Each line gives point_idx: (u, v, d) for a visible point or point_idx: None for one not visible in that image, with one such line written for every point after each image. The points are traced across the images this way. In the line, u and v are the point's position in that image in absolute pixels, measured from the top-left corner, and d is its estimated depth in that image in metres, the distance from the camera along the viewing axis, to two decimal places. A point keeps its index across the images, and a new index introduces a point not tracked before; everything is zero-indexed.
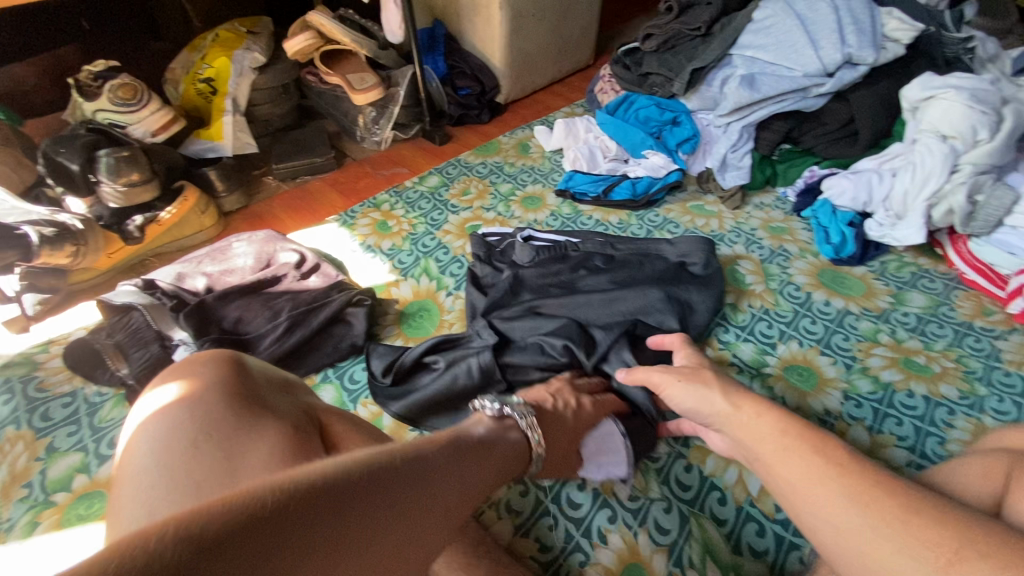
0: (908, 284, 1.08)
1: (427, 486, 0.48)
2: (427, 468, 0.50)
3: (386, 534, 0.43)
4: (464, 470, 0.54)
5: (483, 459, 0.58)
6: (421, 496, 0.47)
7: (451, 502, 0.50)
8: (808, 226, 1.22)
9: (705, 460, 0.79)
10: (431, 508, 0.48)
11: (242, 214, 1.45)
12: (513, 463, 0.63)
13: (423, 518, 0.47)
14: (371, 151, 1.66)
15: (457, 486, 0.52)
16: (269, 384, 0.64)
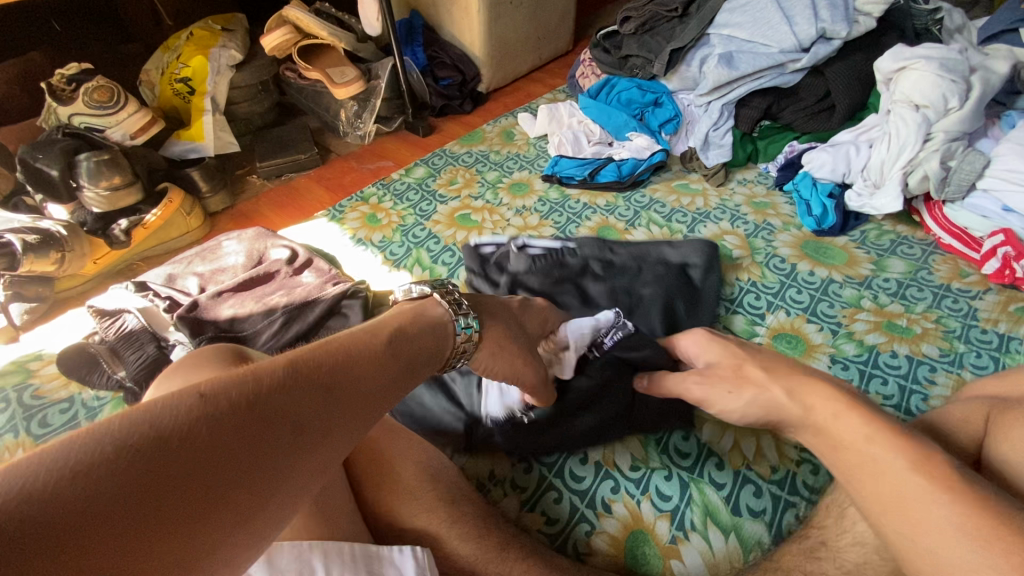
0: (888, 250, 1.11)
1: (301, 408, 0.40)
2: (296, 391, 0.41)
3: (229, 481, 0.35)
4: (353, 385, 0.45)
5: (383, 367, 0.49)
6: (282, 427, 0.38)
7: (342, 425, 0.42)
8: (790, 200, 1.25)
9: (702, 428, 0.81)
10: (303, 438, 0.39)
11: (229, 213, 1.44)
12: (421, 364, 0.54)
13: (287, 451, 0.38)
14: (355, 145, 1.66)
15: (345, 405, 0.44)
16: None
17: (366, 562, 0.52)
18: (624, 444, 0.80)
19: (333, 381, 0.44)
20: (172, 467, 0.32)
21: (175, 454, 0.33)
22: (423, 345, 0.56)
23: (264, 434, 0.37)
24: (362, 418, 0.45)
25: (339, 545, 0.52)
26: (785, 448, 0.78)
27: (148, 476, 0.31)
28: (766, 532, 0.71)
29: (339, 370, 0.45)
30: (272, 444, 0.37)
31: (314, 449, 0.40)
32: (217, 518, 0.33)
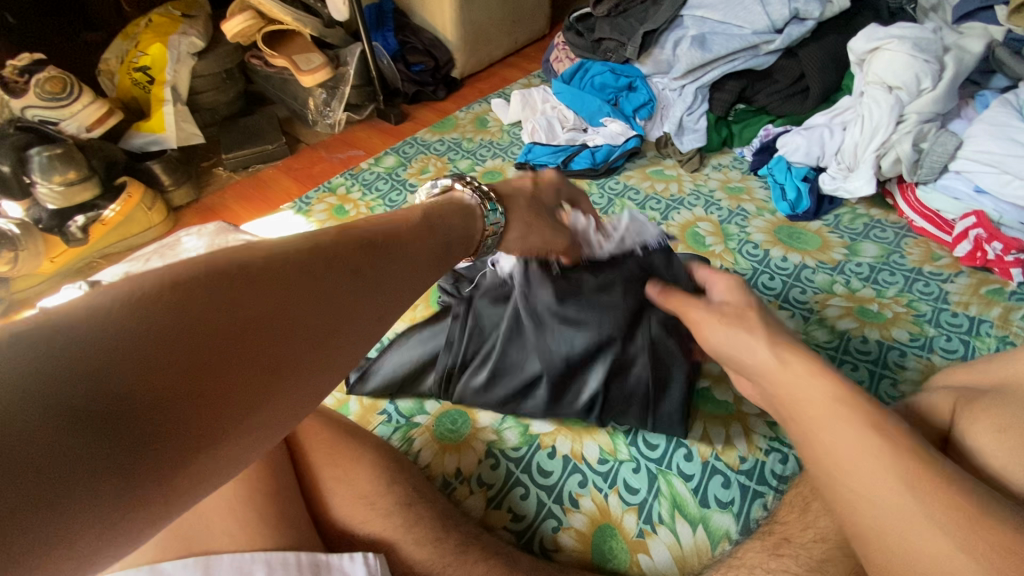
0: (861, 235, 1.10)
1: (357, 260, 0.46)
2: (350, 256, 0.45)
3: (304, 320, 0.40)
4: (398, 257, 0.50)
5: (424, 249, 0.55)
6: (339, 286, 0.43)
7: (393, 280, 0.48)
8: (764, 184, 1.23)
9: None
10: (358, 297, 0.45)
11: (194, 207, 1.40)
12: (457, 245, 0.60)
13: (347, 306, 0.43)
14: (325, 134, 1.62)
15: (392, 277, 0.49)
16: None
17: (313, 572, 0.50)
18: (592, 436, 0.79)
19: (380, 253, 0.49)
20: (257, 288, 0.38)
21: (259, 290, 0.38)
22: (458, 233, 0.62)
23: (327, 276, 0.42)
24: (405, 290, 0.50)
25: (286, 557, 0.50)
26: (753, 438, 0.78)
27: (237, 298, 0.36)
28: (734, 524, 0.70)
29: (385, 244, 0.50)
30: (336, 296, 0.43)
31: (367, 308, 0.45)
32: (294, 347, 0.39)
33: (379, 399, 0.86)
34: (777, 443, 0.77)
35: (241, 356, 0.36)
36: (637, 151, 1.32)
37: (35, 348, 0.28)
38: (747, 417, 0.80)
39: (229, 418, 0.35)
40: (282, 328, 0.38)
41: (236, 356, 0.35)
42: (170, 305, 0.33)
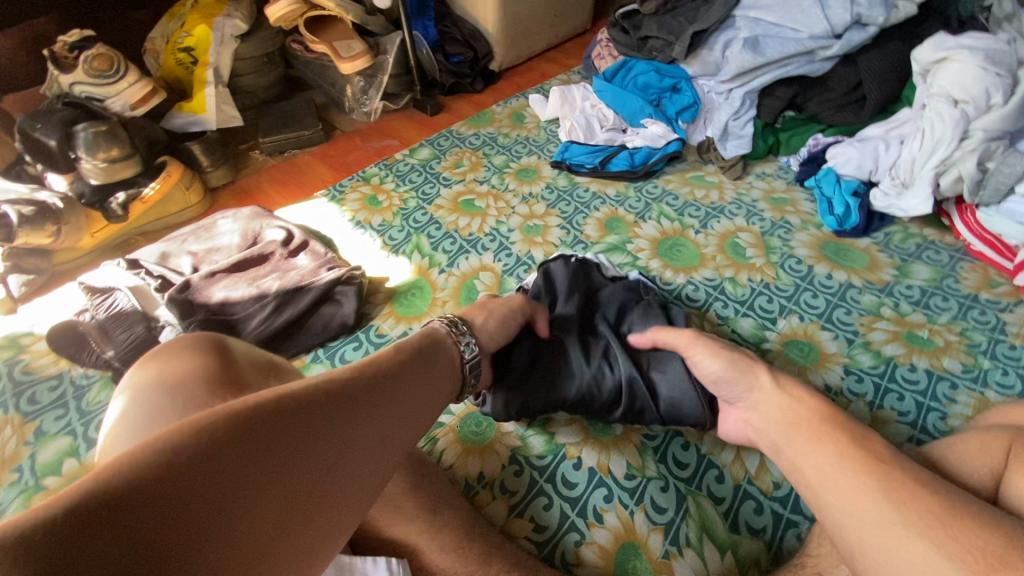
0: (912, 256, 1.05)
1: (333, 400, 0.48)
2: (357, 397, 0.50)
3: (310, 474, 0.43)
4: (404, 396, 0.55)
5: (425, 374, 0.59)
6: (347, 430, 0.47)
7: (374, 412, 0.50)
8: (810, 197, 1.18)
9: (702, 438, 0.78)
10: (366, 440, 0.48)
11: (229, 189, 1.40)
12: (430, 364, 0.61)
13: (353, 450, 0.47)
14: (360, 122, 1.61)
15: (395, 413, 0.52)
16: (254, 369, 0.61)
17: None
18: (619, 450, 0.77)
19: (384, 388, 0.53)
20: (236, 466, 0.39)
21: (269, 446, 0.42)
22: (424, 355, 0.62)
23: (307, 426, 0.45)
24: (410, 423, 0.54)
25: None
26: None
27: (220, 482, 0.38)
28: (764, 552, 0.68)
29: (384, 378, 0.54)
30: (333, 428, 0.46)
31: (375, 453, 0.49)
32: (292, 499, 0.42)
33: None
34: None
35: (234, 525, 0.38)
36: (677, 155, 1.28)
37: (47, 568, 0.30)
38: None
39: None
40: (289, 481, 0.42)
41: (231, 513, 0.38)
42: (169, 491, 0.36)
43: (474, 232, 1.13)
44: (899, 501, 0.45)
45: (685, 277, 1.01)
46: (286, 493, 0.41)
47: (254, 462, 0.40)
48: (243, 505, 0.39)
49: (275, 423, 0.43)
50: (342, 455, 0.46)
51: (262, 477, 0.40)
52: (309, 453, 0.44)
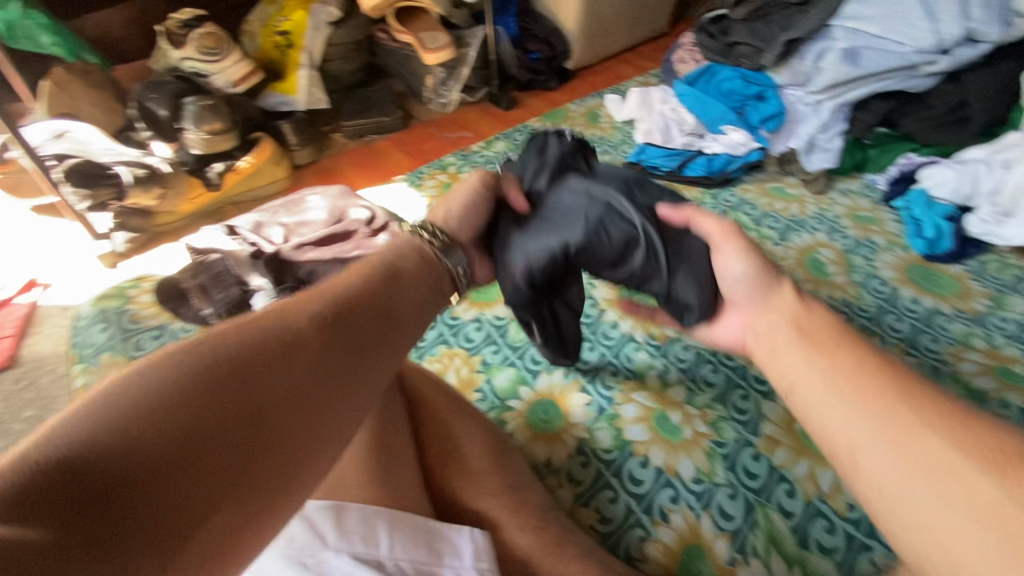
0: (1009, 287, 1.00)
1: (304, 326, 0.40)
2: (311, 313, 0.42)
3: (292, 402, 0.36)
4: (380, 310, 0.46)
5: (404, 285, 0.50)
6: (310, 346, 0.39)
7: (358, 329, 0.43)
8: (897, 218, 1.14)
9: (774, 451, 0.77)
10: (336, 356, 0.40)
11: (312, 168, 1.47)
12: (414, 276, 0.52)
13: (320, 366, 0.39)
14: (436, 113, 1.66)
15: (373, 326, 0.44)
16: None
17: (428, 538, 0.54)
18: (688, 454, 0.76)
19: (347, 300, 0.44)
20: (198, 407, 0.33)
21: (208, 378, 0.34)
22: (406, 267, 0.53)
23: (278, 354, 0.37)
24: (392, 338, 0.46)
25: (405, 517, 0.55)
26: None
27: (177, 427, 0.31)
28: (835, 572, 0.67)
29: (363, 293, 0.46)
30: (312, 353, 0.39)
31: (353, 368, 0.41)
32: (272, 429, 0.35)
33: (475, 376, 0.87)
34: None
35: (205, 466, 0.31)
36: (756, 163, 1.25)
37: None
38: None
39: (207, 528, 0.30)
40: (245, 411, 0.34)
41: (195, 458, 0.31)
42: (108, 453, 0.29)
43: None
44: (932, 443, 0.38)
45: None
46: (244, 428, 0.34)
47: (216, 399, 0.34)
48: (186, 448, 0.31)
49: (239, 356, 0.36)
50: (309, 372, 0.38)
51: (231, 410, 0.34)
52: (263, 373, 0.36)
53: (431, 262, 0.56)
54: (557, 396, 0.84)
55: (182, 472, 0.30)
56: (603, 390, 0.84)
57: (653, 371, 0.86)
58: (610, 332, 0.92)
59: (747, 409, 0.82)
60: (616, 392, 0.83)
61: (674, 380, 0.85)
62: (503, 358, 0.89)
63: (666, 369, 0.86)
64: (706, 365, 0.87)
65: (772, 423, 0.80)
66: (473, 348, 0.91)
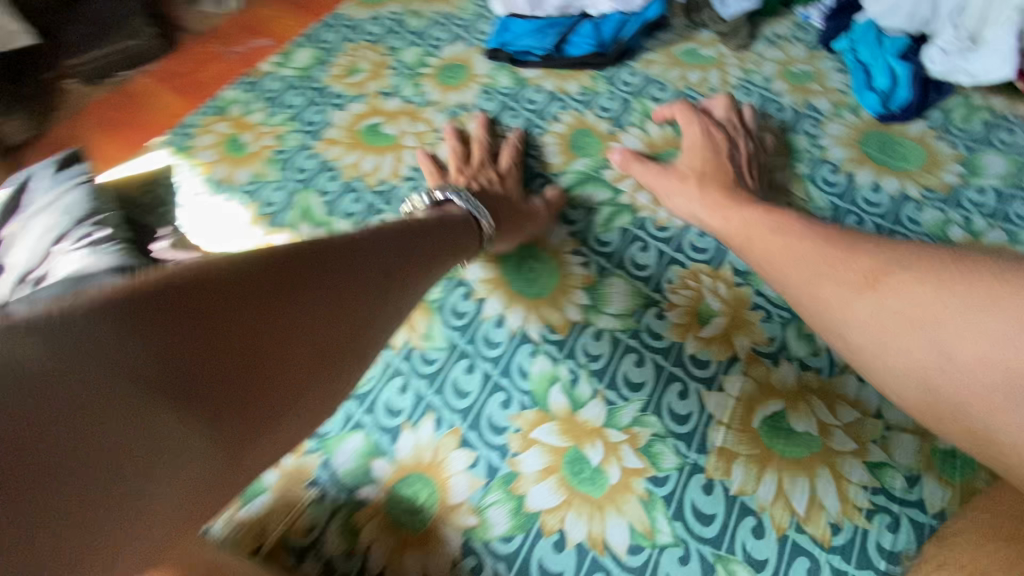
0: (979, 140, 0.79)
1: (360, 283, 0.44)
2: (359, 247, 0.46)
3: (317, 352, 0.40)
4: (403, 265, 0.50)
5: (345, 280, 0.43)
6: (132, 356, 0.28)
7: (392, 311, 0.48)
8: (839, 65, 0.88)
9: (730, 472, 0.56)
10: (242, 388, 0.33)
11: (39, 145, 1.02)
12: (443, 245, 0.58)
13: (155, 402, 0.28)
14: (217, 17, 1.17)
15: (286, 332, 0.37)
16: (514, 185, 0.75)
17: None
18: (618, 508, 0.54)
19: (390, 242, 0.50)
20: (270, 305, 0.36)
21: (266, 282, 0.36)
22: (447, 238, 0.60)
23: (315, 288, 0.39)
24: (286, 369, 0.37)
25: None
26: (850, 493, 0.54)
27: (221, 339, 0.32)
28: None
29: (404, 254, 0.50)
30: (337, 300, 0.41)
31: (362, 304, 0.44)
32: (268, 392, 0.36)
33: (306, 460, 0.59)
34: (883, 498, 0.54)
35: (242, 394, 0.33)
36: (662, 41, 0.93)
37: (106, 377, 0.27)
38: (839, 457, 0.56)
39: (245, 440, 0.34)
40: (303, 333, 0.38)
41: (255, 364, 0.34)
42: (183, 301, 0.31)
43: (385, 179, 0.79)
44: (882, 318, 0.47)
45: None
46: (276, 380, 0.36)
47: (240, 326, 0.33)
48: (253, 372, 0.34)
49: (305, 278, 0.39)
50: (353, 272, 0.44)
51: (244, 360, 0.34)
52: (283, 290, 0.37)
53: (461, 217, 0.64)
54: (428, 465, 0.57)
55: (220, 405, 0.32)
56: (491, 435, 0.58)
57: (557, 387, 0.61)
58: (493, 336, 0.65)
59: (688, 415, 0.59)
60: (511, 434, 0.58)
61: (587, 395, 0.61)
62: (345, 419, 0.61)
63: (575, 379, 0.62)
64: (629, 355, 0.63)
65: (725, 428, 0.58)
66: None
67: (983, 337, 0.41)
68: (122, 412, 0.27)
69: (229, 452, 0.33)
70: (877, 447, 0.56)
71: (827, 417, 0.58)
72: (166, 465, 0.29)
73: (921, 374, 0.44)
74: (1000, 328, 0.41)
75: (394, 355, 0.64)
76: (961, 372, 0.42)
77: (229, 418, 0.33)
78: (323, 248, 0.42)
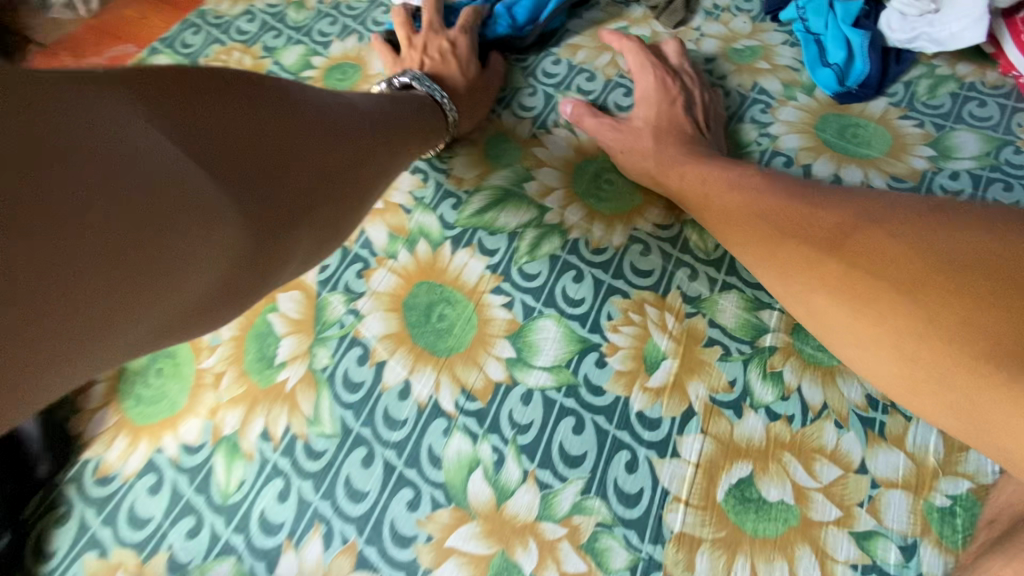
0: (949, 116, 0.70)
1: (354, 132, 0.49)
2: (345, 104, 0.51)
3: (326, 173, 0.45)
4: (392, 124, 0.55)
5: (328, 116, 0.48)
6: (146, 129, 0.35)
7: (389, 164, 0.53)
8: (789, 38, 0.77)
9: (693, 564, 0.45)
10: (253, 174, 0.40)
11: None
12: (428, 130, 0.61)
13: (182, 161, 0.36)
14: (70, 24, 0.99)
15: (284, 148, 0.42)
16: (466, 53, 0.71)
17: None
18: None
19: (372, 109, 0.54)
20: (263, 127, 0.42)
21: (254, 112, 0.42)
22: (427, 117, 0.61)
23: (307, 122, 0.45)
24: (296, 171, 0.43)
25: None
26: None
27: (230, 140, 0.39)
28: None
29: (388, 120, 0.55)
30: (337, 138, 0.47)
31: (367, 150, 0.50)
32: (286, 186, 0.42)
33: None
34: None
35: (262, 185, 0.40)
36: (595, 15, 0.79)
37: (146, 135, 0.35)
38: (820, 528, 0.47)
39: (279, 225, 0.41)
40: (309, 152, 0.44)
41: (273, 169, 0.41)
42: (187, 108, 0.39)
43: None
44: (855, 276, 0.46)
45: (626, 235, 0.61)
46: (294, 182, 0.42)
47: (242, 134, 0.40)
48: (266, 172, 0.41)
49: (284, 112, 0.44)
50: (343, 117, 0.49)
51: (257, 157, 0.40)
52: (286, 115, 0.44)
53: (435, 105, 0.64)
54: None
55: (241, 181, 0.39)
56: (396, 550, 0.47)
57: (477, 473, 0.49)
58: (396, 412, 0.52)
59: (638, 494, 0.48)
60: (420, 546, 0.47)
61: (515, 480, 0.49)
62: (212, 542, 0.48)
63: (499, 460, 0.50)
64: (565, 419, 0.52)
65: (683, 506, 0.47)
66: (149, 544, 0.49)
67: (949, 284, 0.43)
68: (160, 157, 0.35)
69: (266, 229, 0.40)
70: (864, 511, 0.47)
71: (804, 478, 0.48)
72: (185, 232, 0.34)
73: (895, 339, 0.44)
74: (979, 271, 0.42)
75: (272, 450, 0.51)
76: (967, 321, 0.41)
77: (247, 193, 0.39)
78: (308, 100, 0.48)
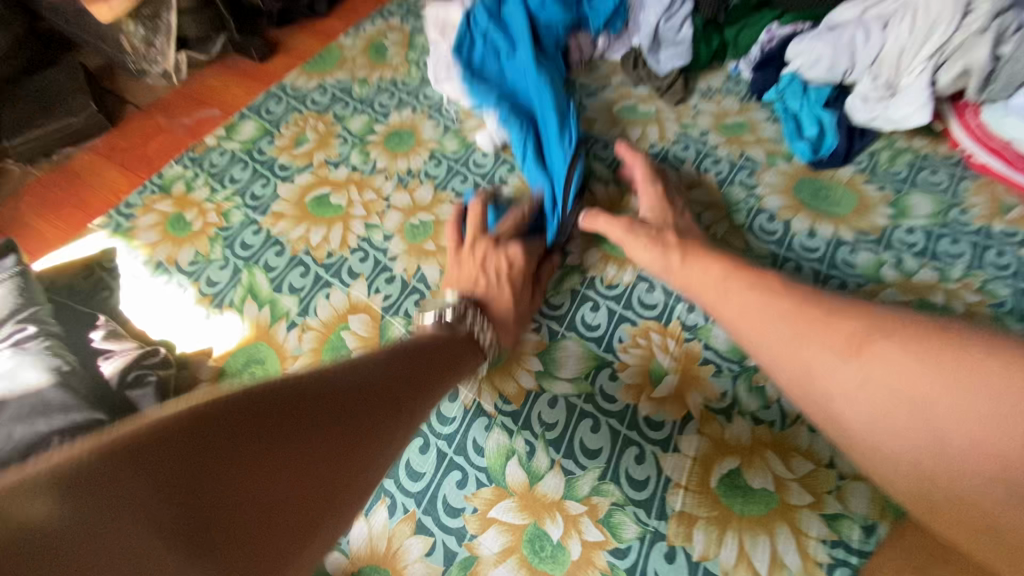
0: (906, 182, 0.84)
1: (365, 422, 0.43)
2: (355, 380, 0.45)
3: (326, 492, 0.38)
4: (405, 390, 0.49)
5: (338, 412, 0.41)
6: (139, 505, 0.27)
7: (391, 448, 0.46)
8: (771, 115, 0.93)
9: (691, 537, 0.56)
10: (255, 527, 0.32)
11: None
12: (437, 370, 0.56)
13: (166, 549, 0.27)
14: (164, 90, 1.17)
15: (295, 472, 0.35)
16: (522, 278, 0.69)
17: None
18: None
19: (387, 373, 0.49)
20: (274, 450, 0.35)
21: (272, 426, 0.35)
22: (438, 357, 0.57)
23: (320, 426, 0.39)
24: (302, 502, 0.36)
25: None
26: (810, 549, 0.55)
27: (237, 484, 0.31)
28: None
29: (399, 383, 0.49)
30: (344, 437, 0.40)
31: (373, 439, 0.43)
32: (289, 524, 0.34)
33: None
34: (842, 550, 0.55)
35: (259, 534, 0.32)
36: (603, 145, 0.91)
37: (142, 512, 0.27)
38: (796, 512, 0.57)
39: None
40: (318, 469, 0.37)
41: (273, 508, 0.33)
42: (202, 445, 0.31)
43: (333, 251, 0.79)
44: None
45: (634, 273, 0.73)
46: (296, 517, 0.35)
47: (252, 472, 0.33)
48: (266, 519, 0.33)
49: (299, 417, 0.37)
50: (352, 403, 0.43)
51: (262, 503, 0.33)
52: (302, 420, 0.38)
53: (456, 334, 0.61)
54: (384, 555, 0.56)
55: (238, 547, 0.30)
56: (447, 518, 0.58)
57: (513, 460, 0.60)
58: (446, 411, 0.64)
59: (646, 480, 0.59)
60: (467, 516, 0.58)
61: (544, 467, 0.60)
62: None
63: (531, 451, 0.61)
64: (585, 420, 0.63)
65: (684, 491, 0.58)
66: None
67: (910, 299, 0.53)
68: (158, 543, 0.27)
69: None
70: (833, 497, 0.57)
71: (782, 471, 0.59)
72: None
73: None
74: (988, 409, 0.38)
75: None
76: (958, 462, 0.39)
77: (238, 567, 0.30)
78: (321, 389, 0.41)
